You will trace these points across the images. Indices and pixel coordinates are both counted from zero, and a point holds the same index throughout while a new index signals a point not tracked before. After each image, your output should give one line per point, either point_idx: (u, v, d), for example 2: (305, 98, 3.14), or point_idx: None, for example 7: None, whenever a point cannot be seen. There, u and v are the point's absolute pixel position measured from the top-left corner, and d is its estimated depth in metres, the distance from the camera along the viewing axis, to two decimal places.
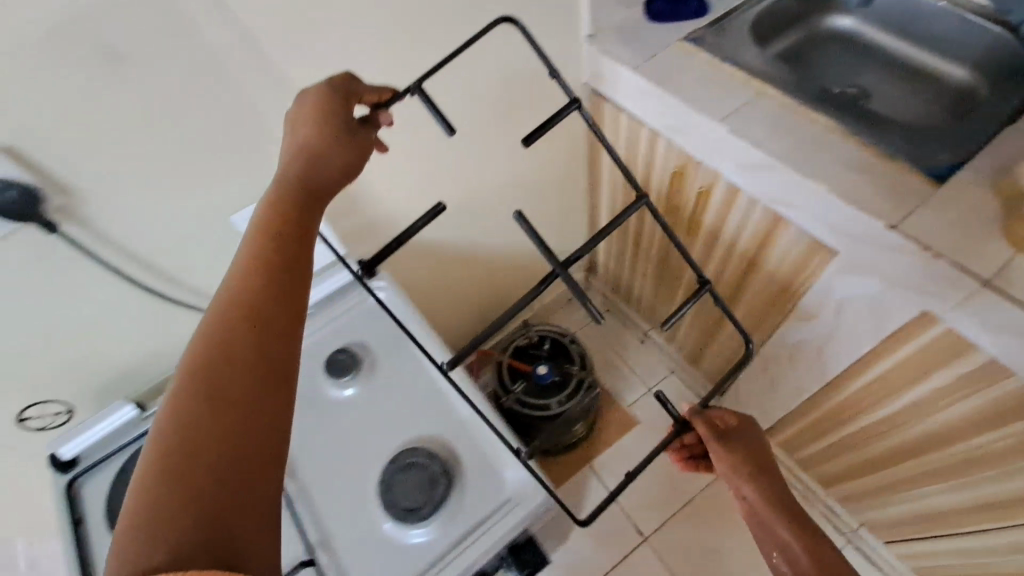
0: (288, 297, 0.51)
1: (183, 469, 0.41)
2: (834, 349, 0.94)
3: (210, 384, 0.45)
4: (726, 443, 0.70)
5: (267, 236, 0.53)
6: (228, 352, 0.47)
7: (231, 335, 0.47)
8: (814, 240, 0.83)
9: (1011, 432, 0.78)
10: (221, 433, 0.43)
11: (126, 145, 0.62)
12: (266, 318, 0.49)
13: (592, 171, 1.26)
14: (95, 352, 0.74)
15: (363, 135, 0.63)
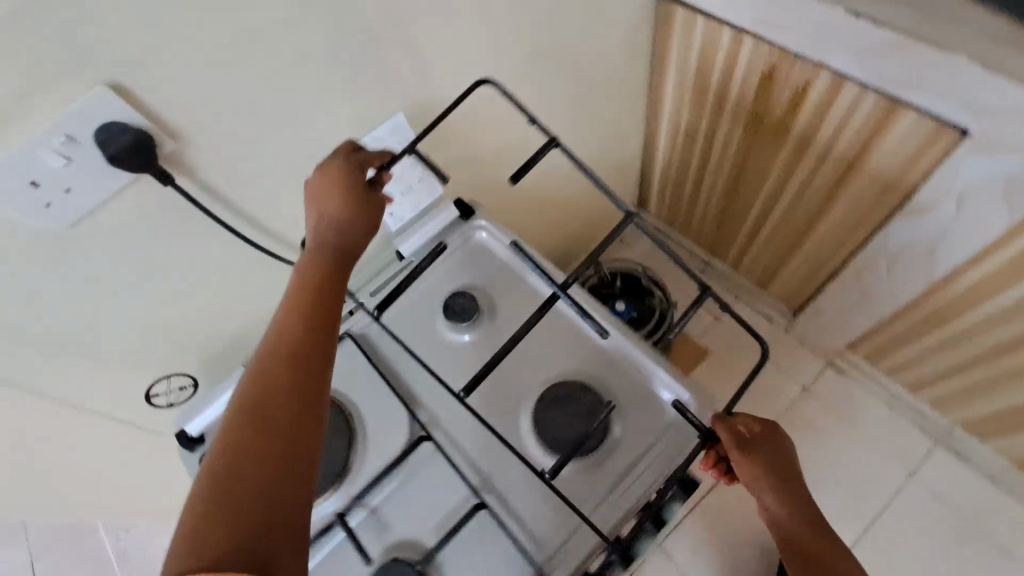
0: (321, 343, 0.53)
1: (230, 488, 0.43)
2: (948, 244, 0.90)
3: (254, 414, 0.48)
4: (754, 463, 0.57)
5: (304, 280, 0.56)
6: (270, 387, 0.49)
7: (277, 366, 0.51)
8: (937, 124, 0.77)
9: None
10: (265, 456, 0.45)
11: (221, 80, 0.55)
12: (307, 352, 0.52)
13: (656, 92, 1.19)
14: (209, 316, 0.71)
15: (376, 198, 0.62)
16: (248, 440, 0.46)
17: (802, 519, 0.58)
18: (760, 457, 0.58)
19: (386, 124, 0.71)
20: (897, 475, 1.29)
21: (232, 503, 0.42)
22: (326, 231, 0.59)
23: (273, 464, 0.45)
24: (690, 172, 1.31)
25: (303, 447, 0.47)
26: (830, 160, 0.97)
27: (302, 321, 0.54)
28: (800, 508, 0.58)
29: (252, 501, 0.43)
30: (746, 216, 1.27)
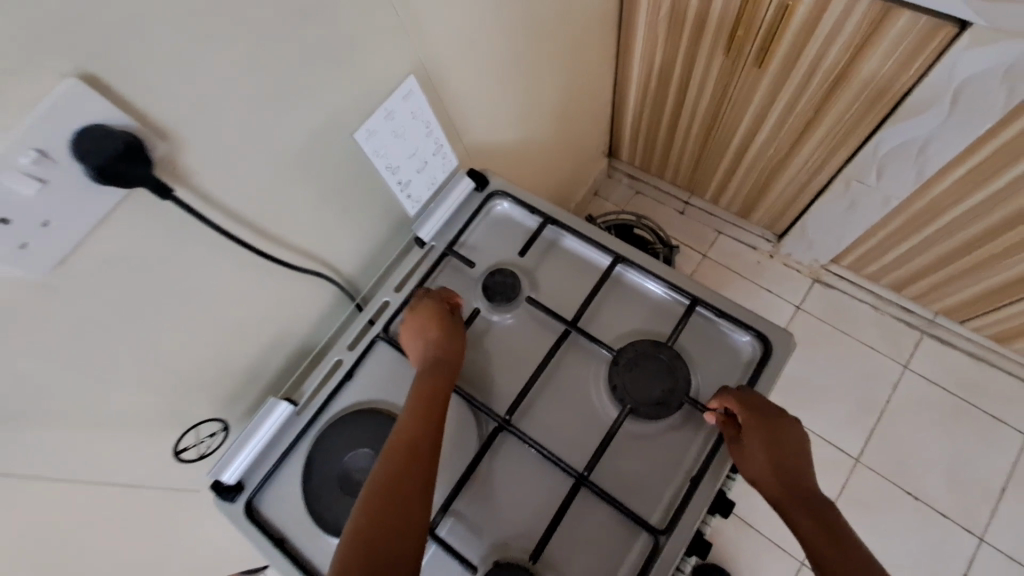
0: (435, 418, 0.55)
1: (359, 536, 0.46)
2: (940, 142, 0.93)
3: (387, 476, 0.50)
4: (749, 450, 0.53)
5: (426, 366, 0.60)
6: (393, 457, 0.52)
7: (403, 434, 0.54)
8: (938, 19, 0.79)
9: None
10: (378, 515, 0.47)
11: (218, 63, 0.45)
12: (427, 425, 0.54)
13: (626, 31, 1.15)
14: (222, 346, 0.60)
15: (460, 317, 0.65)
16: (377, 496, 0.49)
17: (811, 520, 0.48)
18: (757, 441, 0.53)
19: (398, 92, 0.63)
20: (893, 370, 1.36)
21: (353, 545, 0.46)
22: (430, 330, 0.63)
23: (399, 504, 0.49)
24: (665, 113, 1.30)
25: (419, 491, 0.50)
26: (816, 78, 0.97)
27: (418, 401, 0.56)
28: (810, 509, 0.49)
29: (365, 548, 0.45)
30: (727, 150, 1.28)
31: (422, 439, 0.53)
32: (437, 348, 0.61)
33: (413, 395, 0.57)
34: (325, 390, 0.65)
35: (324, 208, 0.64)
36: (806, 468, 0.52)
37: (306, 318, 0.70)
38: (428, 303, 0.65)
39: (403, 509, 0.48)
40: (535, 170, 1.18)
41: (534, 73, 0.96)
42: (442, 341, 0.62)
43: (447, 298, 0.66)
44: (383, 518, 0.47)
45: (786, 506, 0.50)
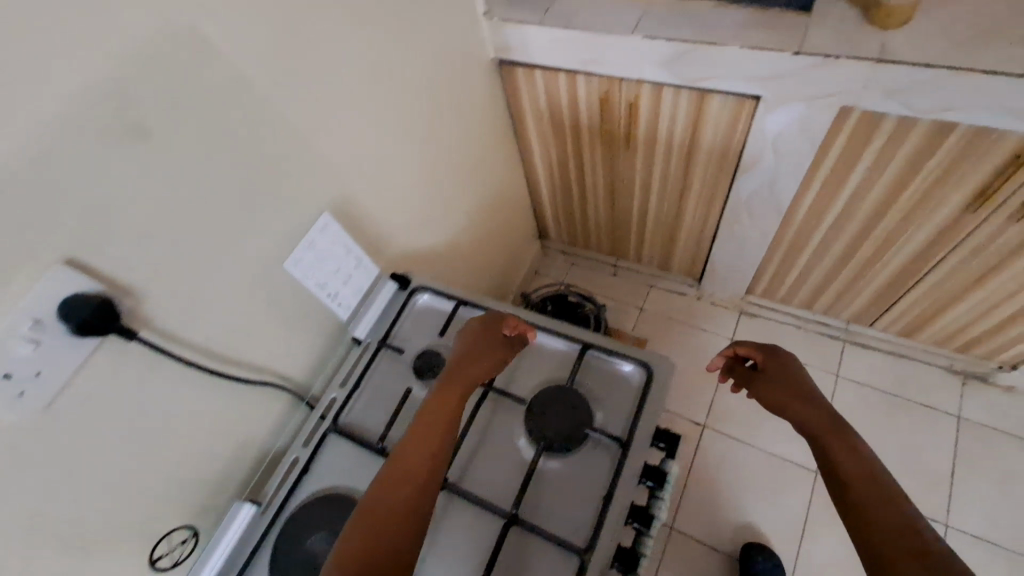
0: (439, 453, 0.63)
1: (351, 545, 0.55)
2: (781, 184, 1.13)
3: (381, 497, 0.59)
4: (760, 381, 0.77)
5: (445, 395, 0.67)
6: (394, 481, 0.60)
7: (407, 459, 0.62)
8: (739, 97, 1.00)
9: (918, 185, 0.99)
10: (371, 529, 0.56)
11: (159, 232, 0.59)
12: (429, 458, 0.62)
13: (522, 136, 1.38)
14: (192, 460, 0.70)
15: (496, 346, 0.73)
16: (370, 513, 0.58)
17: (796, 405, 0.70)
18: (766, 375, 0.76)
19: (316, 226, 0.77)
20: (828, 380, 1.48)
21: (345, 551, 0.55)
22: (462, 359, 0.71)
23: (386, 524, 0.57)
24: (573, 194, 1.50)
25: (409, 515, 0.58)
26: (675, 150, 1.19)
27: (429, 429, 0.64)
28: (793, 398, 0.71)
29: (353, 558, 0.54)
30: (631, 215, 1.47)
31: (422, 472, 0.61)
32: (465, 370, 0.70)
33: (423, 421, 0.65)
34: (285, 486, 0.74)
35: (268, 327, 0.76)
36: (800, 379, 0.73)
37: (264, 424, 0.79)
38: (470, 332, 0.75)
39: (390, 529, 0.56)
40: (471, 262, 1.35)
41: (448, 185, 1.15)
42: (471, 368, 0.70)
43: (495, 321, 0.76)
44: (375, 534, 0.56)
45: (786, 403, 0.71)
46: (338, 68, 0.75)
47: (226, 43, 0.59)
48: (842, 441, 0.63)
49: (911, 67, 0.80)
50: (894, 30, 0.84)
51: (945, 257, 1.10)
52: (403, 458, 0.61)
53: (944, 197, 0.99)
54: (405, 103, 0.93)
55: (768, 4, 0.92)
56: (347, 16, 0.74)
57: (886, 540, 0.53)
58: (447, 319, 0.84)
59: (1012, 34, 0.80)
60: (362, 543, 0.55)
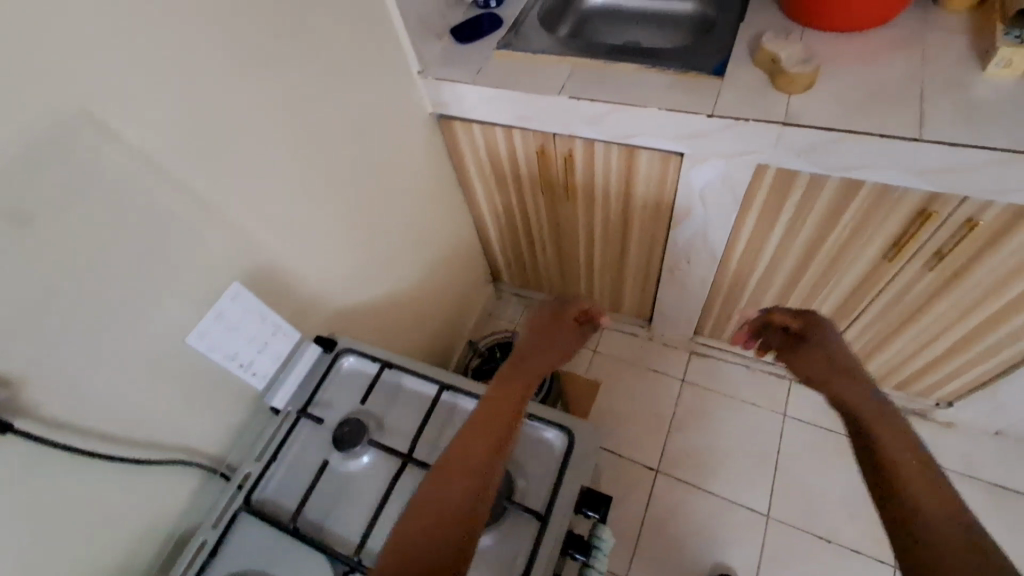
0: (503, 433, 0.62)
1: (420, 522, 0.55)
2: (715, 234, 1.16)
3: (446, 477, 0.59)
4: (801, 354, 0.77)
5: (510, 381, 0.69)
6: (459, 461, 0.60)
7: (472, 440, 0.61)
8: (666, 153, 1.03)
9: (839, 237, 1.03)
10: (437, 507, 0.56)
11: (45, 314, 0.56)
12: (492, 438, 0.61)
13: (466, 186, 1.39)
14: (87, 555, 0.64)
15: (562, 337, 0.78)
16: (434, 494, 0.57)
17: (840, 382, 0.67)
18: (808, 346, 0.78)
19: (225, 295, 0.75)
20: (776, 420, 1.49)
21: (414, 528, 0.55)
22: (530, 347, 0.75)
23: (446, 503, 0.56)
24: (521, 241, 1.51)
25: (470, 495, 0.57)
26: (612, 201, 1.21)
27: (495, 408, 0.65)
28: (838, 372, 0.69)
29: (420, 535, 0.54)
30: (578, 261, 1.48)
31: (487, 451, 0.60)
32: (533, 357, 0.73)
33: (490, 403, 0.66)
34: (190, 574, 0.69)
35: (178, 400, 0.72)
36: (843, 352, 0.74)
37: (173, 505, 0.74)
38: (538, 324, 0.79)
39: (452, 508, 0.56)
40: (418, 313, 1.33)
41: (388, 240, 1.14)
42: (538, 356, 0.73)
43: (562, 315, 0.81)
44: (440, 512, 0.56)
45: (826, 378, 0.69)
46: (257, 138, 0.76)
47: (129, 122, 0.60)
48: (874, 402, 0.61)
49: (815, 130, 0.85)
50: (797, 94, 0.90)
51: (872, 303, 1.14)
52: (461, 444, 0.61)
53: (864, 248, 1.02)
54: (335, 164, 0.93)
55: (680, 66, 0.99)
56: (266, 89, 0.76)
57: (902, 490, 0.51)
58: (370, 383, 0.83)
59: (903, 100, 0.85)
60: (429, 521, 0.55)
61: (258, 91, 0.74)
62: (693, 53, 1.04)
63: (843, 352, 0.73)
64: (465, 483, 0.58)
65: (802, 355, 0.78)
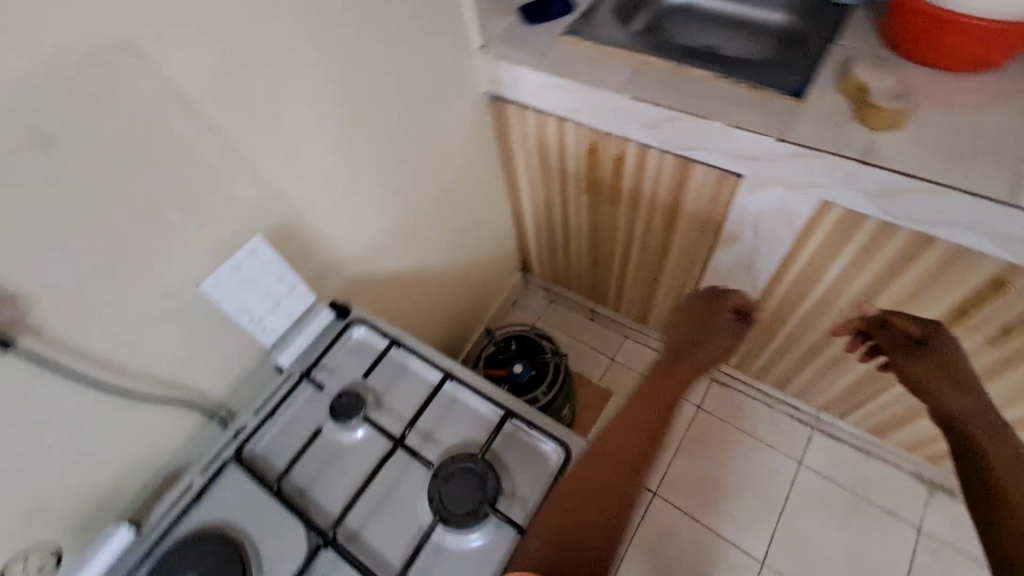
0: (649, 441, 0.67)
1: (577, 505, 0.60)
2: (760, 264, 1.09)
3: (596, 467, 0.63)
4: (914, 363, 0.73)
5: (657, 391, 0.74)
6: (601, 457, 0.64)
7: (621, 441, 0.66)
8: (722, 171, 0.97)
9: (897, 292, 0.95)
10: (587, 494, 0.60)
11: (64, 240, 0.57)
12: (638, 446, 0.66)
13: (510, 171, 1.35)
14: (75, 476, 0.66)
15: (717, 341, 0.85)
16: (583, 480, 0.62)
17: (953, 396, 0.66)
18: (925, 358, 0.72)
19: (244, 249, 0.73)
20: (789, 466, 1.42)
21: (570, 509, 0.59)
22: (679, 356, 0.81)
23: (598, 493, 0.61)
24: (557, 234, 1.46)
25: (620, 491, 0.61)
26: (656, 212, 1.16)
27: (643, 417, 0.70)
28: (954, 384, 0.68)
29: (575, 519, 0.58)
30: (611, 266, 1.43)
31: (630, 453, 0.64)
32: (685, 362, 0.80)
33: (637, 407, 0.71)
34: (173, 512, 0.70)
35: (187, 342, 0.73)
36: (963, 368, 0.69)
37: (166, 443, 0.76)
38: (695, 324, 0.87)
39: (603, 499, 0.60)
40: (441, 291, 1.32)
41: (421, 214, 1.12)
42: (695, 361, 0.81)
43: (726, 313, 0.88)
44: (591, 501, 0.60)
45: (942, 389, 0.68)
46: (301, 94, 0.75)
47: (172, 62, 0.60)
48: (996, 436, 0.59)
49: (890, 172, 0.78)
50: (882, 131, 0.82)
51: None
52: (604, 452, 0.64)
53: (923, 308, 0.94)
54: (378, 131, 0.91)
55: (758, 83, 0.93)
56: (317, 46, 0.75)
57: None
58: (376, 358, 0.81)
59: (993, 155, 0.77)
60: (582, 506, 0.59)
61: (308, 48, 0.74)
62: (776, 69, 0.96)
63: (970, 376, 0.68)
64: (607, 485, 0.61)
65: (920, 366, 0.72)
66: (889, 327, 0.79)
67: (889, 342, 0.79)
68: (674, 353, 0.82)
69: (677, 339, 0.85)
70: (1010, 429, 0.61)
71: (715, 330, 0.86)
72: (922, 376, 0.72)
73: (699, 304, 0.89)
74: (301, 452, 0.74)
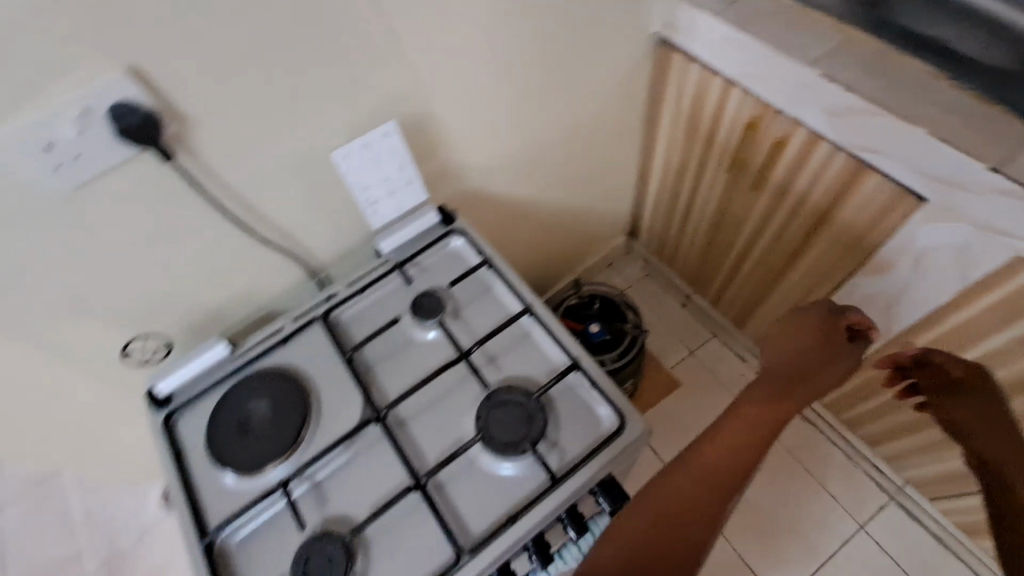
0: (746, 469, 0.60)
1: (656, 530, 0.56)
2: (906, 303, 0.96)
3: (682, 493, 0.59)
4: (952, 404, 0.72)
5: (763, 409, 0.65)
6: (691, 482, 0.59)
7: (717, 468, 0.60)
8: (902, 187, 0.83)
9: None
10: (668, 519, 0.57)
11: (231, 77, 0.62)
12: (733, 474, 0.60)
13: (651, 127, 1.25)
14: (193, 288, 0.76)
15: (833, 360, 0.70)
16: (667, 504, 0.58)
17: (991, 437, 0.65)
18: (962, 400, 0.71)
19: (377, 130, 0.77)
20: (847, 526, 1.29)
21: (649, 534, 0.56)
22: (790, 369, 0.69)
23: (682, 521, 0.57)
24: (680, 205, 1.35)
25: (707, 523, 0.57)
26: (801, 214, 1.03)
27: (740, 442, 0.62)
28: (991, 427, 0.66)
29: (654, 544, 0.55)
30: (726, 259, 1.32)
31: (726, 483, 0.59)
32: (795, 377, 0.68)
33: (735, 428, 0.63)
34: (260, 346, 0.78)
35: (309, 203, 0.78)
36: (1003, 413, 0.68)
37: (269, 286, 0.84)
38: (811, 335, 0.72)
39: (687, 528, 0.56)
40: (543, 229, 1.30)
41: (550, 146, 1.09)
42: (810, 378, 0.68)
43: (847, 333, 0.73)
44: (673, 528, 0.56)
45: (985, 433, 0.66)
46: None
47: None
48: None
49: None
50: None
51: None
52: (703, 465, 0.60)
53: None
54: (535, 47, 0.88)
55: (991, 98, 0.77)
56: None
57: None
58: (465, 271, 0.82)
59: None
60: (663, 533, 0.56)
61: None
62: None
63: (1010, 418, 0.67)
64: (710, 501, 0.58)
65: (960, 409, 0.71)
66: (924, 366, 0.77)
67: (923, 382, 0.77)
68: (785, 365, 0.69)
69: (783, 350, 0.71)
70: None
71: (833, 348, 0.71)
72: (960, 419, 0.70)
73: (814, 317, 0.74)
74: (377, 333, 0.78)
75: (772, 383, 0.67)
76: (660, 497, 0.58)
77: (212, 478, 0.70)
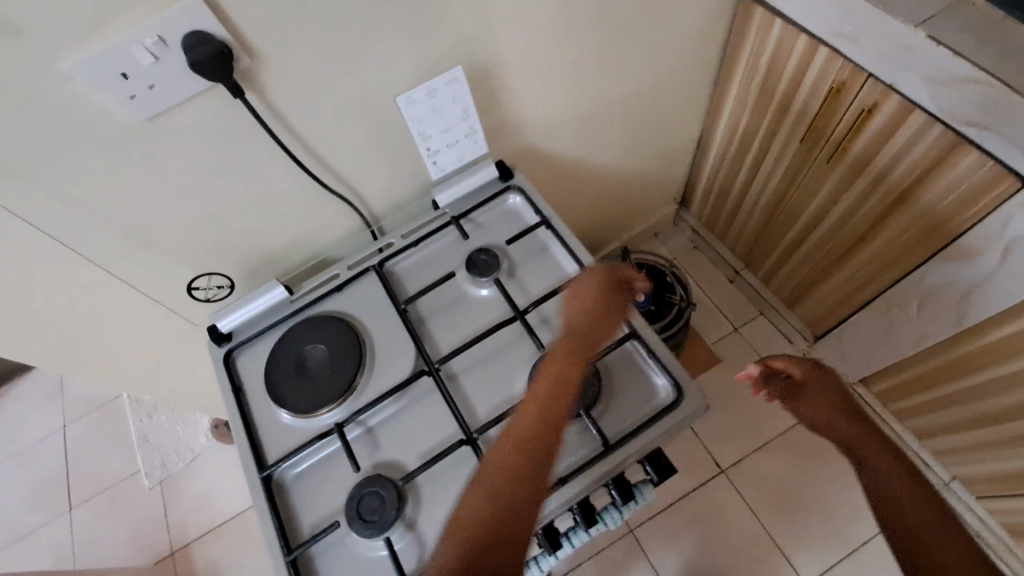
0: (556, 426, 0.57)
1: (487, 525, 0.50)
2: (981, 296, 0.90)
3: (506, 471, 0.53)
4: (813, 399, 0.69)
5: (557, 366, 0.61)
6: (509, 454, 0.55)
7: (533, 437, 0.56)
8: (1003, 169, 0.76)
9: None
10: (495, 502, 0.51)
11: (302, 14, 0.60)
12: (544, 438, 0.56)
13: (720, 90, 1.17)
14: (254, 230, 0.77)
15: (616, 309, 0.68)
16: (497, 489, 0.52)
17: (849, 425, 0.66)
18: (819, 395, 0.69)
19: (443, 76, 0.74)
20: None
21: (478, 530, 0.50)
22: (575, 327, 0.66)
23: (511, 502, 0.51)
24: (739, 177, 1.28)
25: (534, 494, 0.52)
26: (878, 192, 0.96)
27: (546, 403, 0.58)
28: (849, 414, 0.67)
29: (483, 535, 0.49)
30: (784, 236, 1.25)
31: (544, 445, 0.55)
32: (585, 333, 0.65)
33: (541, 391, 0.59)
34: (318, 291, 0.79)
35: (369, 151, 0.77)
36: (851, 402, 0.68)
37: (325, 233, 0.84)
38: (593, 290, 0.68)
39: (517, 507, 0.51)
40: (595, 192, 1.25)
41: (613, 105, 1.03)
42: (599, 333, 0.66)
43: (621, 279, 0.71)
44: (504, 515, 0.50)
45: (847, 422, 0.66)
46: None
47: None
48: (888, 461, 0.61)
49: None
50: None
51: None
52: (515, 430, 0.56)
53: None
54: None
55: None
56: None
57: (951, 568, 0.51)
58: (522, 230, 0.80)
59: None
60: (494, 522, 0.50)
61: None
62: None
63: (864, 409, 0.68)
64: (531, 468, 0.54)
65: (813, 406, 0.68)
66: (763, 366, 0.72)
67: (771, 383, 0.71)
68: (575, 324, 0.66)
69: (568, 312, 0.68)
70: (901, 453, 0.62)
71: (617, 303, 0.69)
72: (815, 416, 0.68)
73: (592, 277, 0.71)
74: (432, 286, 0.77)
75: (567, 340, 0.65)
76: (483, 483, 0.53)
77: (270, 414, 0.72)
